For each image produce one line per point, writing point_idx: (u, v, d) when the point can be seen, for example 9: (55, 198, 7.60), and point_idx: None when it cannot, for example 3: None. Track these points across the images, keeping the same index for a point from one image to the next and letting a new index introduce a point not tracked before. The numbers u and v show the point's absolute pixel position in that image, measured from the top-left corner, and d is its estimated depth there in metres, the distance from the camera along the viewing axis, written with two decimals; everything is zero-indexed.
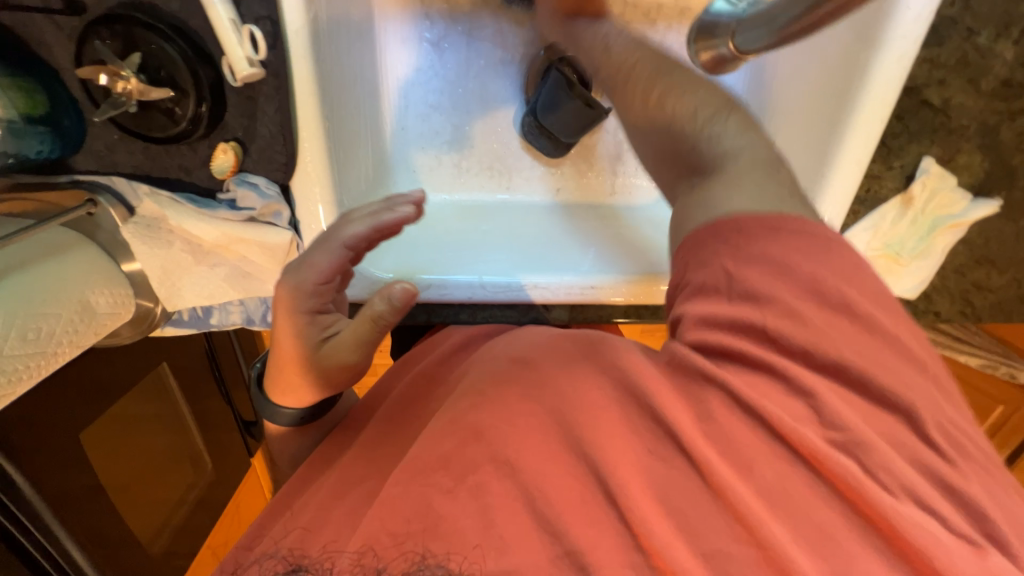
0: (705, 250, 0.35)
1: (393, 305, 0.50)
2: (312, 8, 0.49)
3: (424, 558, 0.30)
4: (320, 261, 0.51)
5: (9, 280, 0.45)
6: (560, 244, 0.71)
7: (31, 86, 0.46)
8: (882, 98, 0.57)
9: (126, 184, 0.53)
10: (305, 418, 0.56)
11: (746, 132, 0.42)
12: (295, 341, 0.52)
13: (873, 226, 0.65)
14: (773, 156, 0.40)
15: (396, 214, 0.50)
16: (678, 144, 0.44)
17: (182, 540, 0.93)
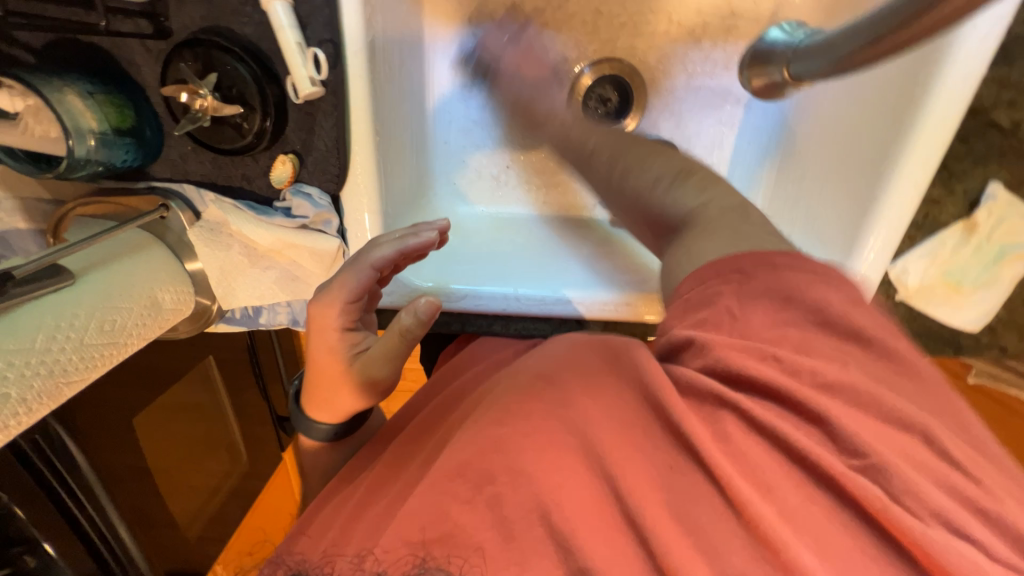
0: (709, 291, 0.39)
1: (419, 320, 0.51)
2: (370, 31, 0.52)
3: (424, 561, 0.33)
4: (348, 282, 0.54)
5: (91, 277, 0.50)
6: (592, 261, 0.71)
7: (121, 102, 0.51)
8: (942, 117, 0.54)
9: (195, 191, 0.58)
10: (338, 434, 0.60)
11: (704, 191, 0.49)
12: (326, 356, 0.55)
13: (930, 253, 0.62)
14: (738, 204, 0.47)
15: (421, 240, 0.55)
16: (647, 209, 0.52)
17: (212, 530, 0.97)
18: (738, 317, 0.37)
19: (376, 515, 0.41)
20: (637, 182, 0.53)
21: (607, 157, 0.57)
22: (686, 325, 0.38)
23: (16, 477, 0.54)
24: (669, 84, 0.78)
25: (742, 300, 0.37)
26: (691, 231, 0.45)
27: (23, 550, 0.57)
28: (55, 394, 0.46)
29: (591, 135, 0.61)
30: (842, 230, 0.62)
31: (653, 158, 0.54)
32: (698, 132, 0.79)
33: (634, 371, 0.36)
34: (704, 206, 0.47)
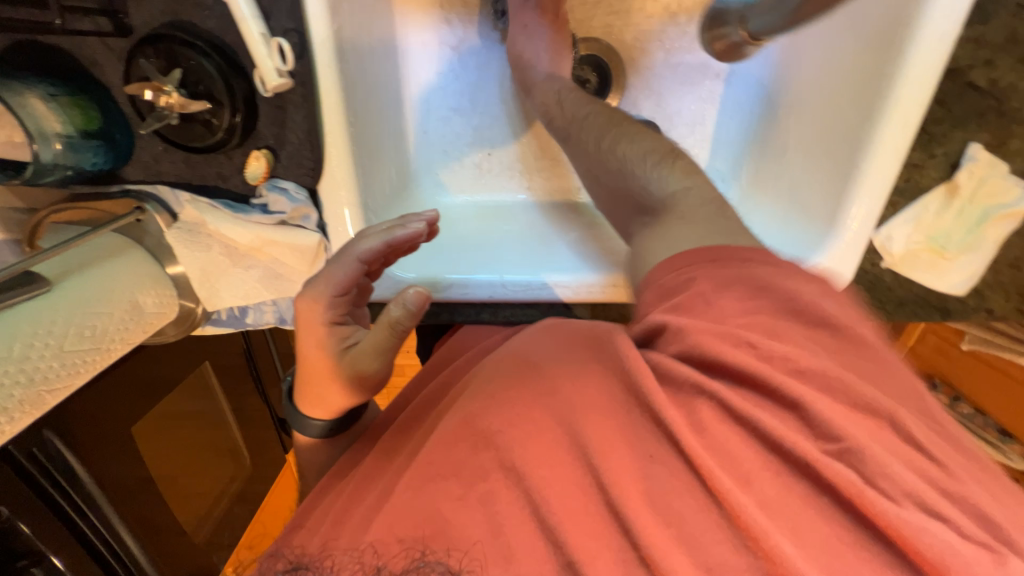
0: (692, 282, 0.41)
1: (409, 310, 0.51)
2: (335, 20, 0.51)
3: (424, 556, 0.36)
4: (335, 275, 0.54)
5: (66, 283, 0.49)
6: (576, 243, 0.71)
7: (87, 104, 0.50)
8: (921, 78, 0.53)
9: (170, 193, 0.56)
10: (333, 429, 0.60)
11: (689, 175, 0.53)
12: (316, 351, 0.55)
13: (915, 218, 0.62)
14: (715, 192, 0.51)
15: (408, 231, 0.54)
16: (631, 186, 0.56)
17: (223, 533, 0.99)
18: (711, 302, 0.39)
19: (367, 507, 0.42)
20: (624, 152, 0.58)
21: (601, 122, 0.62)
22: (660, 311, 0.40)
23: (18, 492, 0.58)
24: (647, 61, 0.77)
25: (715, 287, 0.40)
26: (673, 215, 0.49)
27: (31, 563, 0.62)
28: (38, 402, 0.46)
29: (587, 105, 0.65)
30: (826, 202, 0.62)
31: (640, 137, 0.59)
32: (679, 110, 0.79)
33: (615, 358, 0.39)
34: (687, 189, 0.51)
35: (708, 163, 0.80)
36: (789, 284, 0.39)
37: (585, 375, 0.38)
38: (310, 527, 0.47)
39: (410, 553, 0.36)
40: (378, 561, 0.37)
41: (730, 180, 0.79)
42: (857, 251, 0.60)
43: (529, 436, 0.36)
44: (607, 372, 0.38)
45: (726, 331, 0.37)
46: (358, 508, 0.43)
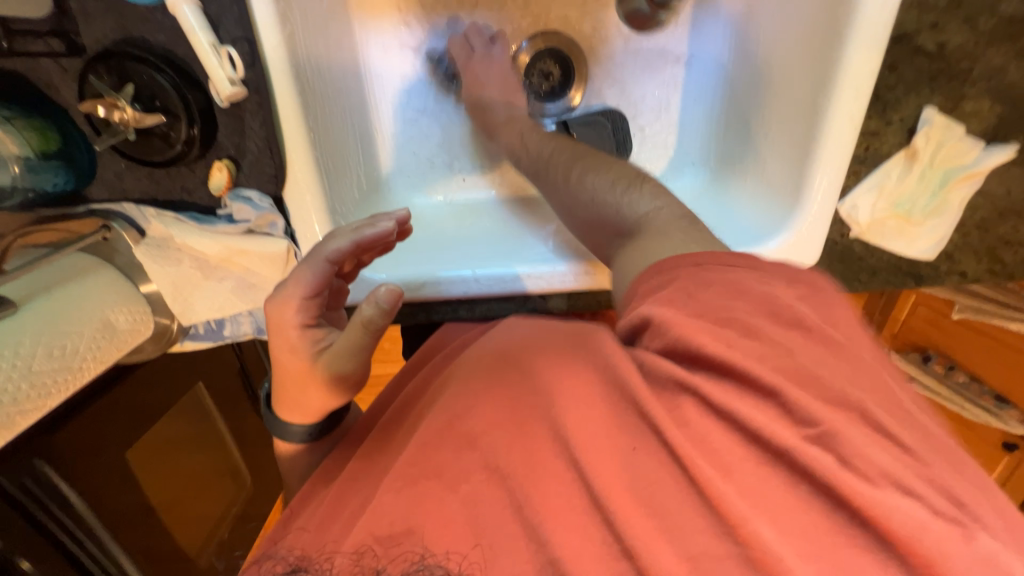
0: (677, 269, 0.43)
1: (382, 309, 0.49)
2: (286, 25, 0.52)
3: (423, 558, 0.35)
4: (304, 277, 0.54)
5: (36, 303, 0.50)
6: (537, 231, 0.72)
7: (44, 125, 0.50)
8: (867, 50, 0.55)
9: (136, 209, 0.56)
10: (314, 433, 0.60)
11: (657, 195, 0.56)
12: (290, 354, 0.55)
13: (878, 185, 0.63)
14: (681, 211, 0.53)
15: (376, 230, 0.54)
16: (604, 214, 0.57)
17: (233, 550, 1.09)
18: (694, 294, 0.40)
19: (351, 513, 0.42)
20: (593, 186, 0.59)
21: (567, 158, 0.65)
22: (647, 304, 0.41)
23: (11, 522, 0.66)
24: (607, 50, 0.78)
25: (696, 285, 0.41)
26: (643, 235, 0.51)
27: None
28: (8, 423, 0.47)
29: (551, 141, 0.69)
30: (793, 174, 0.63)
31: (607, 167, 0.62)
32: (643, 97, 0.79)
33: (599, 355, 0.39)
34: (658, 210, 0.54)
35: (677, 147, 0.80)
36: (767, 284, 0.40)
37: (570, 370, 0.38)
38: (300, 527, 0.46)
39: (409, 556, 0.35)
40: (378, 565, 0.36)
41: (700, 163, 0.79)
42: (826, 220, 0.61)
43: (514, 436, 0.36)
44: (589, 362, 0.39)
45: (698, 303, 0.39)
46: (341, 513, 0.43)
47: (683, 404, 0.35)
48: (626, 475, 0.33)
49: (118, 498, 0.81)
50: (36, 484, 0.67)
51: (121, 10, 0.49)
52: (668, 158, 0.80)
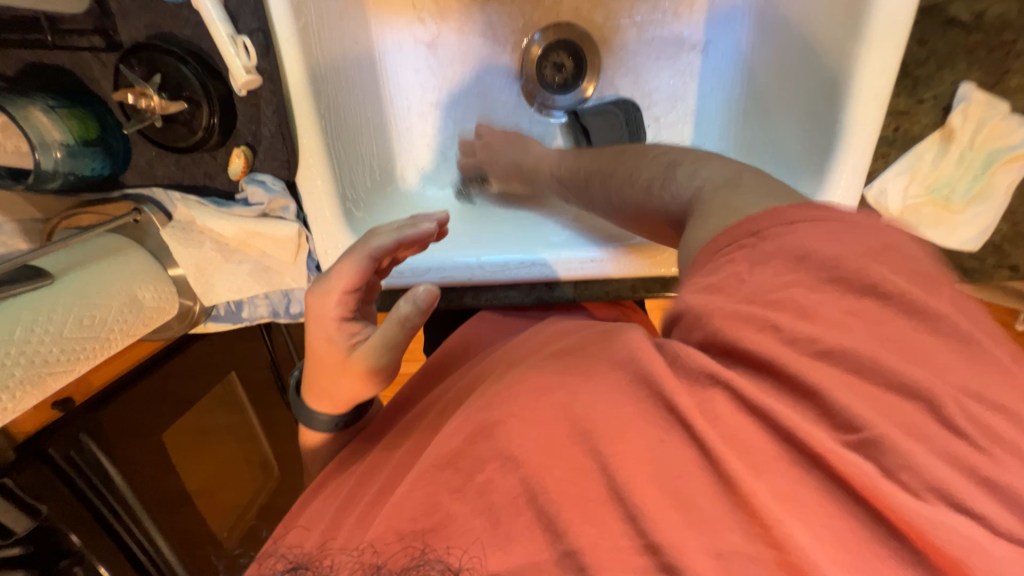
0: (718, 259, 0.37)
1: (419, 307, 0.49)
2: (302, 18, 0.55)
3: (424, 553, 0.34)
4: (346, 270, 0.52)
5: (71, 276, 0.53)
6: (538, 219, 0.73)
7: (84, 114, 0.55)
8: (888, 28, 0.52)
9: (164, 194, 0.61)
10: (340, 424, 0.58)
11: (695, 174, 0.49)
12: (326, 345, 0.53)
13: (909, 169, 0.58)
14: (730, 175, 0.46)
15: (419, 230, 0.53)
16: (648, 212, 0.53)
17: (256, 539, 1.11)
18: (745, 280, 0.34)
19: (360, 511, 0.41)
20: (633, 191, 0.55)
21: (607, 168, 0.63)
22: (692, 294, 0.36)
23: (57, 491, 0.72)
24: (620, 40, 0.77)
25: (751, 268, 0.35)
26: (692, 219, 0.44)
27: (73, 561, 0.76)
28: (40, 385, 0.51)
29: (587, 161, 0.68)
30: (813, 157, 0.60)
31: (646, 162, 0.57)
32: (657, 86, 0.78)
33: (620, 355, 0.36)
34: (701, 189, 0.47)
35: (693, 137, 0.78)
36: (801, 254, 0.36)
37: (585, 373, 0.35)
38: (309, 529, 0.45)
39: (410, 551, 0.34)
40: (378, 560, 0.35)
41: (718, 154, 0.76)
42: (851, 207, 0.57)
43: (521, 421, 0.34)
44: (612, 364, 0.36)
45: (750, 290, 0.34)
46: (352, 508, 0.43)
47: (716, 386, 0.31)
48: (623, 446, 0.31)
49: (156, 481, 0.86)
50: (81, 458, 0.74)
51: (153, 7, 0.53)
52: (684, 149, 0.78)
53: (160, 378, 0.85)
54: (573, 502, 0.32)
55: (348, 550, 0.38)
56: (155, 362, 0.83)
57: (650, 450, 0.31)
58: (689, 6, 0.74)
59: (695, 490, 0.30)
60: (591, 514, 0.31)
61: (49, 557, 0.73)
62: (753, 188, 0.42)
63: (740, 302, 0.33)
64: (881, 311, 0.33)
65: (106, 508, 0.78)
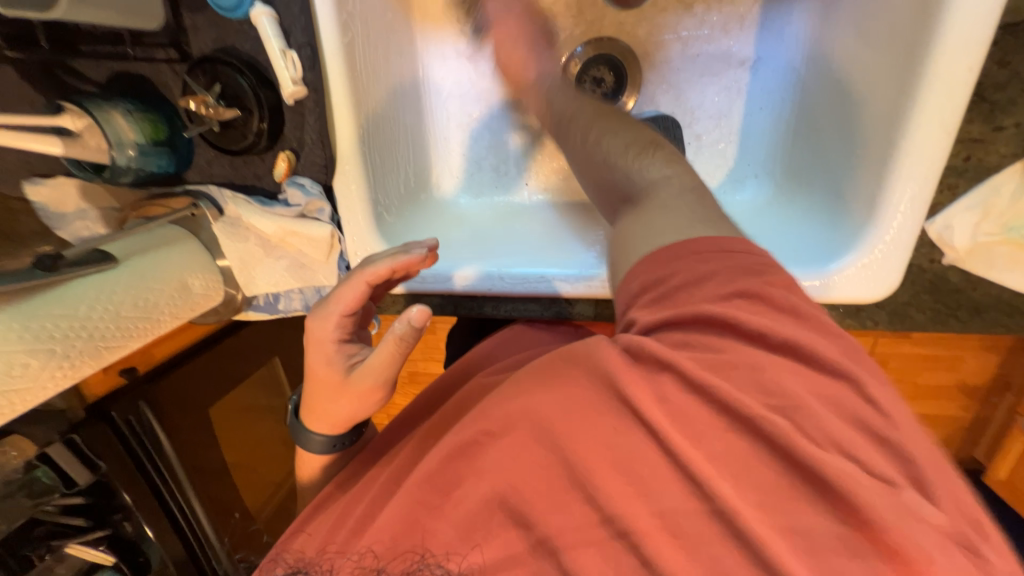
0: (677, 262, 0.39)
1: (413, 327, 0.50)
2: (347, 33, 0.58)
3: (422, 560, 0.36)
4: (345, 294, 0.54)
5: (133, 261, 0.59)
6: (557, 237, 0.72)
7: (156, 118, 0.61)
8: (960, 54, 0.47)
9: (218, 190, 0.66)
10: (337, 445, 0.61)
11: (670, 164, 0.50)
12: (323, 369, 0.56)
13: (982, 204, 0.53)
14: (696, 182, 0.48)
15: (410, 256, 0.54)
16: (612, 175, 0.53)
17: (283, 518, 1.18)
18: (693, 292, 0.37)
19: (354, 524, 0.42)
20: (608, 145, 0.55)
21: (588, 117, 0.61)
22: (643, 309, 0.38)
23: (116, 453, 0.80)
24: (662, 55, 0.74)
25: (696, 278, 0.37)
26: (647, 208, 0.46)
27: (123, 518, 0.85)
28: (96, 355, 0.56)
29: (576, 102, 0.65)
30: (866, 185, 0.56)
31: (620, 130, 0.57)
32: (700, 103, 0.75)
33: (594, 364, 0.34)
34: (665, 179, 0.48)
35: (737, 156, 0.75)
36: (822, 300, 0.34)
37: (561, 386, 0.34)
38: (311, 532, 0.48)
39: (410, 556, 0.36)
40: (378, 565, 0.37)
41: (763, 176, 0.73)
42: (905, 244, 0.54)
43: (500, 445, 0.34)
44: (587, 373, 0.34)
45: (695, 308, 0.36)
46: (348, 520, 0.44)
47: (663, 373, 0.33)
48: (620, 473, 0.32)
49: (200, 453, 0.94)
50: (137, 423, 0.81)
51: (220, 24, 0.58)
52: (726, 169, 0.75)
53: (213, 358, 0.93)
54: (565, 519, 0.33)
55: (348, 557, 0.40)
56: (205, 343, 0.91)
57: (647, 465, 0.31)
58: (739, 22, 0.71)
59: (686, 514, 0.30)
60: (589, 532, 0.32)
61: (103, 511, 0.82)
62: (715, 199, 0.44)
63: (687, 312, 0.36)
64: (890, 359, 0.32)
65: (156, 475, 0.86)
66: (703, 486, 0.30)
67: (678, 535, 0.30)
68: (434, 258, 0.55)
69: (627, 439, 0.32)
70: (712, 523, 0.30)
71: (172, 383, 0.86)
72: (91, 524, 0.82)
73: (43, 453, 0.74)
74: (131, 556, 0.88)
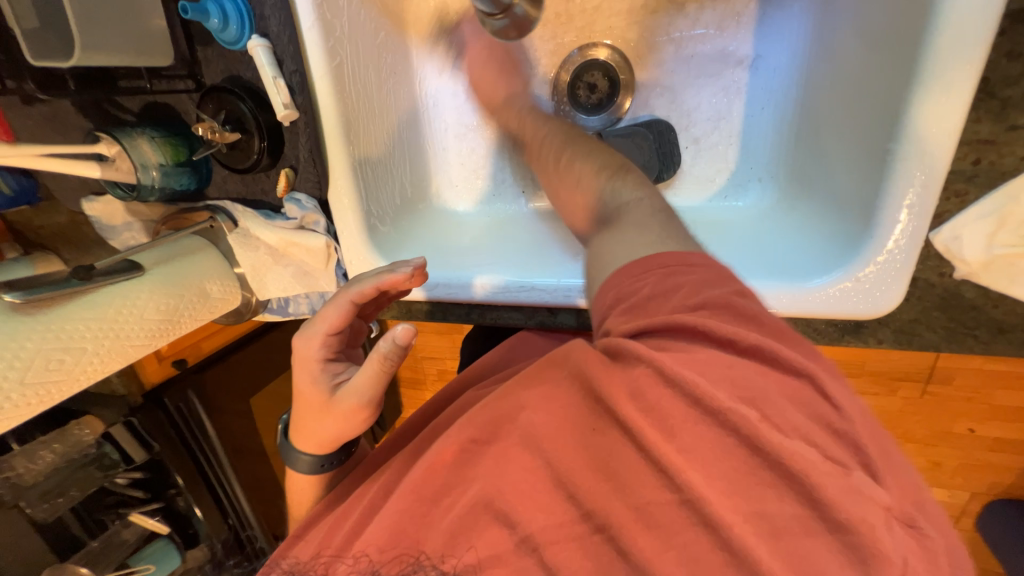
0: (639, 278, 0.40)
1: (397, 346, 0.52)
2: (336, 58, 0.63)
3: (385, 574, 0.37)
4: (330, 314, 0.59)
5: (156, 270, 0.67)
6: (549, 245, 0.73)
7: (178, 142, 0.68)
8: (955, 52, 0.43)
9: (231, 205, 0.74)
10: (324, 465, 0.65)
11: (639, 187, 0.53)
12: (310, 387, 0.60)
13: (997, 212, 0.47)
14: (666, 202, 0.50)
15: (394, 274, 0.56)
16: (589, 198, 0.55)
17: None
18: (659, 304, 0.37)
19: (336, 528, 0.47)
20: (580, 167, 0.59)
21: (558, 144, 0.64)
22: (614, 317, 0.38)
23: (166, 434, 0.90)
24: (655, 57, 0.72)
25: (657, 289, 0.38)
26: (613, 229, 0.48)
27: (177, 492, 0.96)
28: (123, 353, 0.64)
29: (546, 123, 0.68)
30: (865, 192, 0.52)
31: (592, 154, 0.60)
32: (697, 105, 0.71)
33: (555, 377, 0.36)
34: (636, 202, 0.50)
35: (738, 159, 0.71)
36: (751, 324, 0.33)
37: (547, 386, 0.35)
38: (305, 542, 0.52)
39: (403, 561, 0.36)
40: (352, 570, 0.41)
41: (767, 181, 0.69)
42: (908, 259, 0.50)
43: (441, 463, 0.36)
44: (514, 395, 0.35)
45: (662, 318, 0.35)
46: (329, 529, 0.48)
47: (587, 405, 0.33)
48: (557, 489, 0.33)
49: (241, 440, 1.04)
50: (186, 409, 0.92)
51: (228, 58, 0.65)
52: (727, 174, 0.71)
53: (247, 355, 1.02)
54: (534, 529, 0.34)
55: (342, 559, 0.42)
56: (246, 339, 1.01)
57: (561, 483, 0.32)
58: (735, 19, 0.67)
59: (660, 504, 0.31)
60: (522, 548, 0.34)
61: (160, 485, 0.95)
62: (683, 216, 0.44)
63: (660, 321, 0.35)
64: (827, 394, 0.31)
65: (200, 458, 0.97)
66: (657, 497, 0.31)
67: (636, 529, 0.31)
68: (419, 276, 0.56)
69: (569, 457, 0.33)
70: (643, 543, 0.31)
71: (218, 372, 0.95)
72: (148, 496, 0.95)
73: (109, 432, 0.84)
74: (182, 529, 1.01)
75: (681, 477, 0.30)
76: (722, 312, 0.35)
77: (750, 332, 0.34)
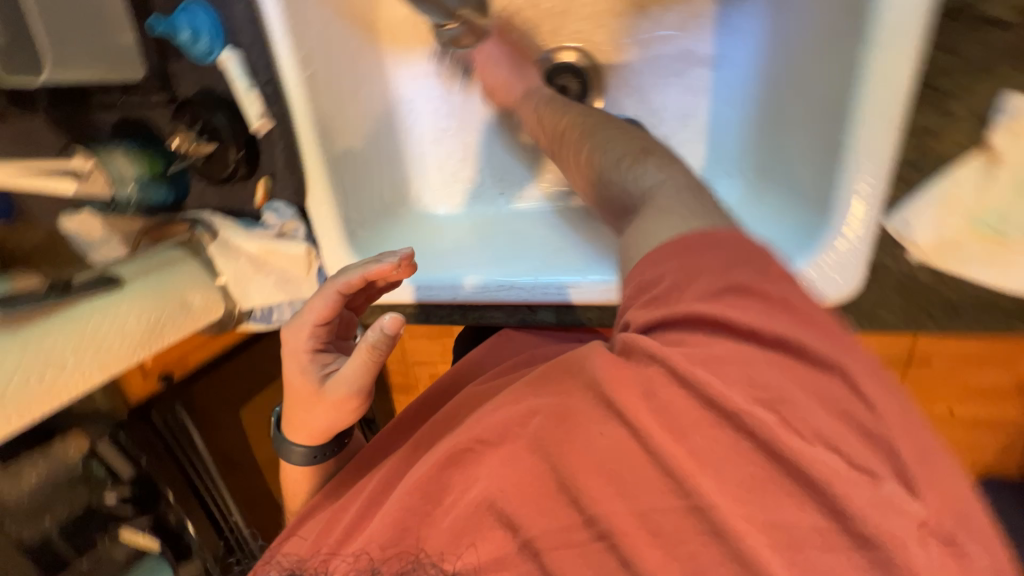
0: (660, 263, 0.39)
1: (386, 335, 0.53)
2: (307, 68, 0.64)
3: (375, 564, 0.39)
4: (317, 304, 0.59)
5: (136, 282, 0.67)
6: (530, 243, 0.74)
7: (153, 154, 0.69)
8: (893, 49, 0.46)
9: (209, 216, 0.73)
10: (315, 456, 0.65)
11: (664, 169, 0.51)
12: (301, 378, 0.61)
13: (941, 198, 0.50)
14: (691, 181, 0.49)
15: (379, 265, 0.56)
16: (611, 189, 0.55)
17: None
18: (683, 291, 0.37)
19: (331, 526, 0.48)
20: (602, 157, 0.57)
21: (577, 136, 0.63)
22: (639, 308, 0.38)
23: (152, 447, 0.90)
24: (622, 59, 0.74)
25: (686, 275, 0.37)
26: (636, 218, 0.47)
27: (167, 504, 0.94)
28: (105, 366, 0.64)
29: (566, 112, 0.66)
30: (823, 182, 0.54)
31: (611, 141, 0.58)
32: (665, 104, 0.73)
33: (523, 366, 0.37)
34: (661, 184, 0.49)
35: (708, 154, 0.72)
36: (707, 308, 0.35)
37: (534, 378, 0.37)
38: (299, 538, 0.53)
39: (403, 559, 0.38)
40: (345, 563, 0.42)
41: (736, 174, 0.70)
42: (865, 243, 0.52)
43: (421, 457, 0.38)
44: None
45: (688, 307, 0.36)
46: (324, 525, 0.49)
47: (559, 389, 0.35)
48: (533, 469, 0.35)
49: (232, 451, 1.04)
50: (174, 422, 0.91)
51: (202, 73, 0.66)
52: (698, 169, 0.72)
53: None
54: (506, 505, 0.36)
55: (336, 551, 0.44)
56: (229, 354, 0.95)
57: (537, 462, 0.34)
58: (697, 20, 0.69)
59: (638, 481, 0.32)
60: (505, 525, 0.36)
61: (150, 500, 0.93)
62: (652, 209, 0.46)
63: (679, 312, 0.36)
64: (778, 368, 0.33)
65: (188, 469, 0.95)
66: (628, 469, 0.33)
67: (610, 501, 0.33)
68: (407, 266, 0.55)
69: (541, 437, 0.35)
70: (616, 512, 0.33)
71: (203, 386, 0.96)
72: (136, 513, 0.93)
73: (94, 449, 0.87)
74: (174, 543, 0.98)
75: (650, 450, 0.32)
76: (746, 296, 0.35)
77: (773, 316, 0.34)
